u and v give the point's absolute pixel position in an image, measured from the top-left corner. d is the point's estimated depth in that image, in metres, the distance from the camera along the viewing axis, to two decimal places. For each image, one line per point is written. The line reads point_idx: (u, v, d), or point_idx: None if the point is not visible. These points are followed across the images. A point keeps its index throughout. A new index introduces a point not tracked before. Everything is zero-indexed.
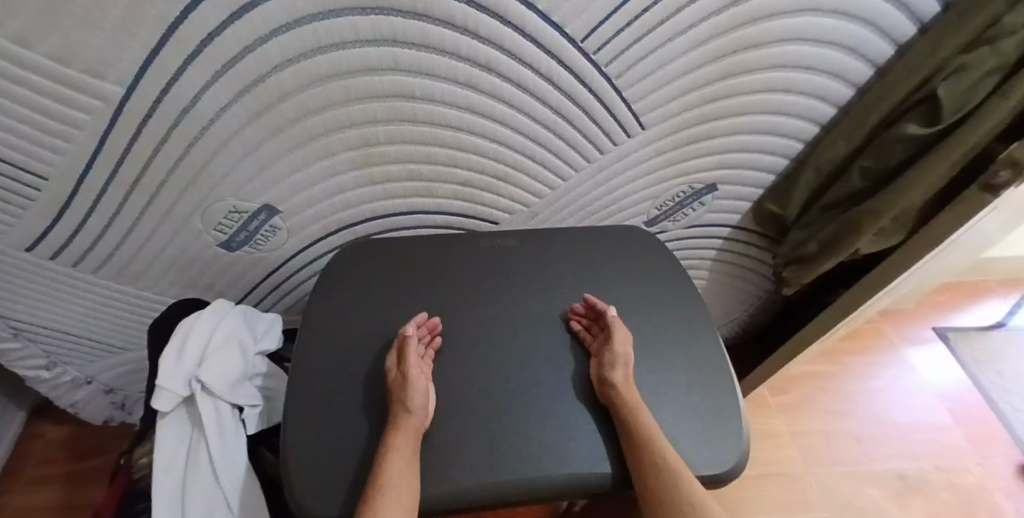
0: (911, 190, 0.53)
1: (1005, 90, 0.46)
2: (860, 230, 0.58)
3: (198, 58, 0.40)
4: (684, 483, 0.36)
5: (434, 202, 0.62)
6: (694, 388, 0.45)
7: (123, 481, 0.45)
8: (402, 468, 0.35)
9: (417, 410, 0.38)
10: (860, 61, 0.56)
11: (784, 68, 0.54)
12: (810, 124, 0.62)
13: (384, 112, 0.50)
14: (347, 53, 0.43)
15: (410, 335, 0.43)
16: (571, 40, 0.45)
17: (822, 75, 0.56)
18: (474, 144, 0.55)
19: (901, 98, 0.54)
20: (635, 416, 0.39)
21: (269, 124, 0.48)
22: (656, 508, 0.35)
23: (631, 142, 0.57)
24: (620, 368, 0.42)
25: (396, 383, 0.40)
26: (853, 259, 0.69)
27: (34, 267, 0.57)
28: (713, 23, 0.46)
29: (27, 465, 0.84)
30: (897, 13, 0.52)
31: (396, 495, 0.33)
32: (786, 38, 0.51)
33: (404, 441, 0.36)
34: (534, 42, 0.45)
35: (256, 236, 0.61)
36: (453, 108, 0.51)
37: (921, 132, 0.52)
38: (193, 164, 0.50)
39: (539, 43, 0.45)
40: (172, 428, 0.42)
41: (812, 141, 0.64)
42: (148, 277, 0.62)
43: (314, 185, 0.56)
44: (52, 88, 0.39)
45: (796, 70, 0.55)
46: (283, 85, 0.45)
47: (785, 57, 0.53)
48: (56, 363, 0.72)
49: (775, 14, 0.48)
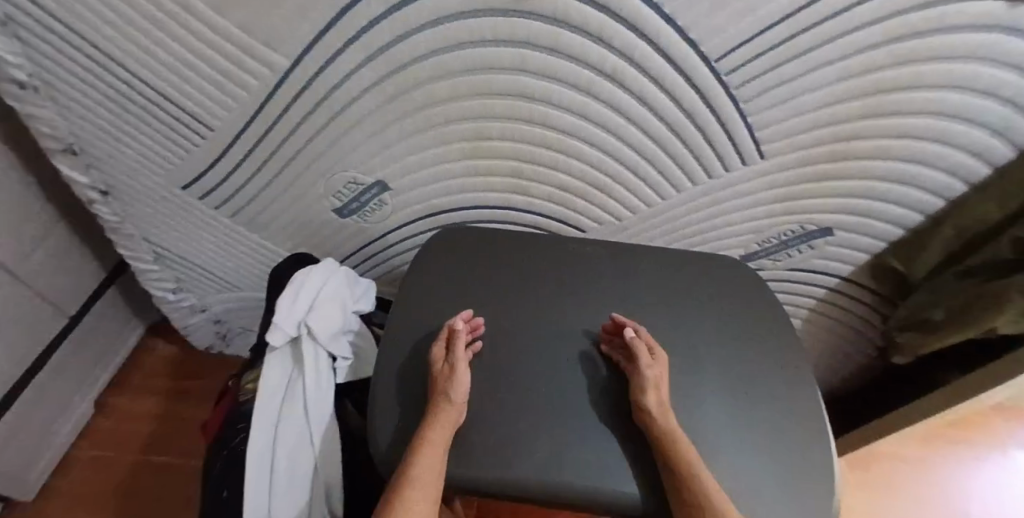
0: None
1: None
2: (997, 311, 0.52)
3: (355, 44, 0.45)
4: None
5: (527, 201, 0.64)
6: (770, 442, 0.42)
7: (228, 401, 0.51)
8: (430, 463, 0.38)
9: (452, 410, 0.40)
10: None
11: (933, 116, 0.47)
12: (954, 181, 0.54)
13: (501, 110, 0.52)
14: (477, 50, 0.45)
15: (457, 329, 0.44)
16: (704, 58, 0.42)
17: (980, 131, 0.48)
18: (580, 150, 0.56)
19: None
20: (675, 449, 0.37)
21: (398, 109, 0.53)
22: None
23: (745, 171, 0.54)
24: (653, 393, 0.40)
25: (441, 375, 0.42)
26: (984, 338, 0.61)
27: (184, 204, 0.67)
28: (862, 61, 0.42)
29: (137, 373, 0.98)
30: None
31: (419, 497, 0.37)
32: (946, 86, 0.44)
33: (435, 442, 0.38)
34: (665, 55, 0.42)
35: (366, 207, 0.66)
36: (568, 114, 0.51)
37: None
38: (326, 137, 0.55)
39: (670, 58, 0.42)
40: (278, 361, 0.47)
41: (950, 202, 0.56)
42: (269, 229, 0.70)
43: (423, 169, 0.61)
44: (236, 56, 0.46)
45: (951, 121, 0.48)
46: (417, 75, 0.48)
47: (938, 106, 0.46)
48: (180, 289, 0.84)
49: (940, 60, 0.41)
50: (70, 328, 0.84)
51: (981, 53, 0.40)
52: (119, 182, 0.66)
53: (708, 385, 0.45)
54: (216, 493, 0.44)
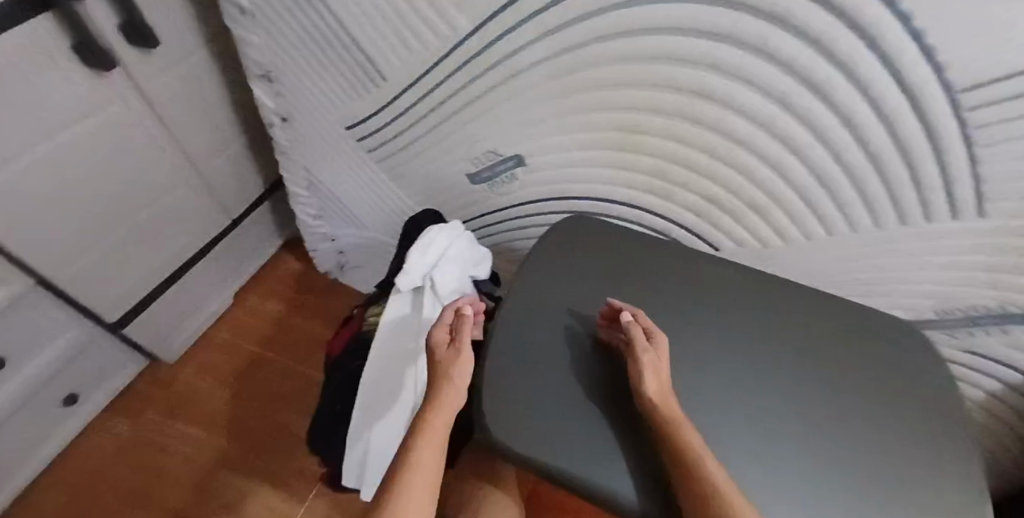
0: None
1: None
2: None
3: (536, 19, 0.44)
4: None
5: (665, 206, 0.57)
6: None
7: (353, 326, 0.57)
8: (433, 448, 0.38)
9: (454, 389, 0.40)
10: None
11: None
12: None
13: (669, 106, 0.47)
14: (657, 39, 0.41)
15: (464, 314, 0.44)
16: (947, 93, 0.32)
17: None
18: (748, 165, 0.47)
19: None
20: (676, 431, 0.37)
21: (554, 90, 0.51)
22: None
23: (957, 225, 0.40)
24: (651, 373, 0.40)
25: (447, 360, 0.42)
26: None
27: (342, 142, 0.74)
28: None
29: (269, 278, 1.12)
30: None
31: (421, 475, 0.37)
32: None
33: (437, 423, 0.39)
34: (892, 75, 0.33)
35: (498, 178, 0.66)
36: (747, 122, 0.44)
37: None
38: (481, 104, 0.56)
39: (903, 82, 0.33)
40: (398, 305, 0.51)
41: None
42: (405, 182, 0.74)
43: (564, 153, 0.58)
44: (429, 14, 0.50)
45: None
46: (584, 59, 0.46)
47: None
48: (320, 216, 0.94)
49: None
50: (230, 227, 0.99)
51: None
52: (297, 112, 0.74)
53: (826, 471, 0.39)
54: (332, 403, 0.51)
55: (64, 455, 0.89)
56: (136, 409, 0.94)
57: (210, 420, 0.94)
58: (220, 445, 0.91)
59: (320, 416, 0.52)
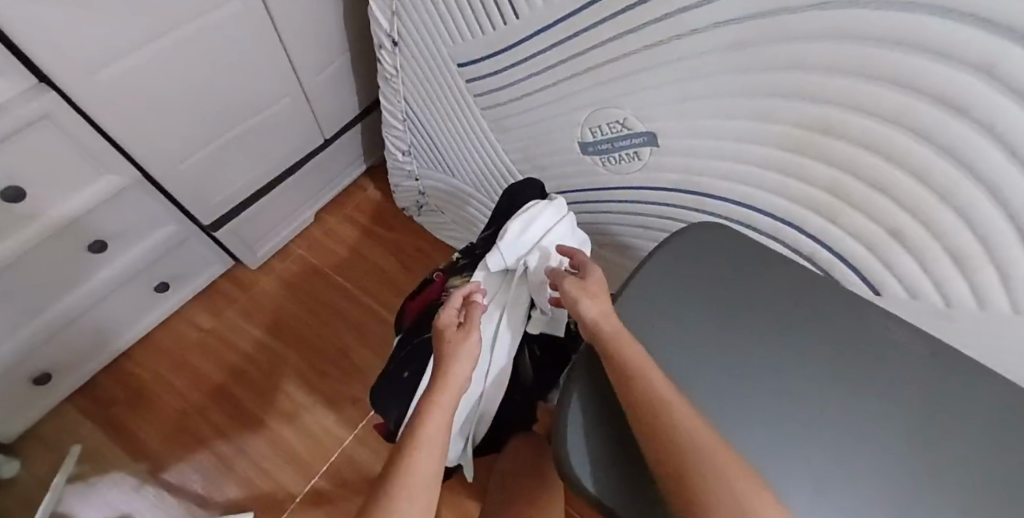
0: None
1: None
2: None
3: None
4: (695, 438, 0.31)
5: (825, 228, 0.46)
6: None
7: (434, 291, 0.55)
8: (440, 424, 0.36)
9: (461, 370, 0.39)
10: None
11: None
12: None
13: (888, 110, 0.35)
14: (904, 20, 0.30)
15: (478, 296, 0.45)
16: None
17: None
18: (973, 208, 0.35)
19: None
20: (616, 355, 0.36)
21: (729, 63, 0.40)
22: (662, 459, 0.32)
23: None
24: (587, 300, 0.41)
25: (456, 338, 0.41)
26: None
27: (451, 81, 0.67)
28: None
29: (349, 204, 1.12)
30: None
31: (427, 457, 0.34)
32: None
33: (443, 405, 0.37)
34: None
35: (615, 154, 0.57)
36: (1002, 157, 0.31)
37: None
38: (626, 65, 0.47)
39: None
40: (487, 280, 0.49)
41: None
42: (509, 135, 0.67)
43: (713, 141, 0.47)
44: None
45: None
46: (787, 30, 0.35)
47: None
48: (409, 153, 0.90)
49: None
50: (322, 148, 0.98)
51: None
52: (410, 39, 0.68)
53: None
54: (398, 370, 0.51)
55: (153, 334, 0.96)
56: (217, 307, 1.00)
57: (279, 331, 0.98)
58: (286, 357, 0.95)
59: (386, 379, 0.52)
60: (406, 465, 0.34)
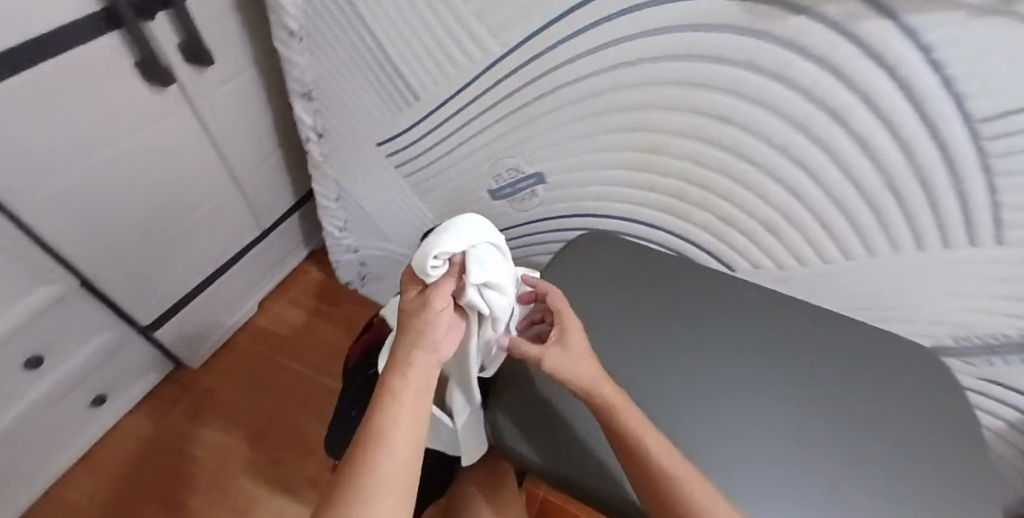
0: None
1: None
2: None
3: (564, 43, 0.47)
4: (694, 494, 0.34)
5: (682, 225, 0.59)
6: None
7: (371, 334, 0.58)
8: (407, 410, 0.34)
9: (424, 362, 0.36)
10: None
11: None
12: None
13: (689, 129, 0.49)
14: (676, 66, 0.44)
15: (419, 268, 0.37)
16: (953, 96, 0.32)
17: None
18: (764, 187, 0.49)
19: None
20: (619, 417, 0.38)
21: (577, 113, 0.54)
22: (659, 506, 0.35)
23: (962, 254, 0.42)
24: (576, 362, 0.40)
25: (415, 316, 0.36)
26: None
27: (372, 157, 0.78)
28: None
29: (294, 288, 1.16)
30: None
31: (397, 443, 0.32)
32: None
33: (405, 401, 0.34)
34: (895, 81, 0.34)
35: (517, 195, 0.68)
36: (766, 146, 0.45)
37: None
38: (508, 123, 0.59)
39: (903, 89, 0.34)
40: (473, 240, 0.37)
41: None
42: (429, 195, 0.78)
43: (585, 172, 0.60)
44: (459, 37, 0.53)
45: None
46: (604, 84, 0.49)
47: None
48: (345, 228, 0.98)
49: None
50: (260, 237, 1.04)
51: None
52: (334, 128, 0.79)
53: (842, 489, 0.39)
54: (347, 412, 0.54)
55: (89, 452, 0.91)
56: (159, 412, 0.97)
57: (229, 424, 0.96)
58: (237, 449, 0.93)
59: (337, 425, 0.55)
60: (373, 455, 0.31)
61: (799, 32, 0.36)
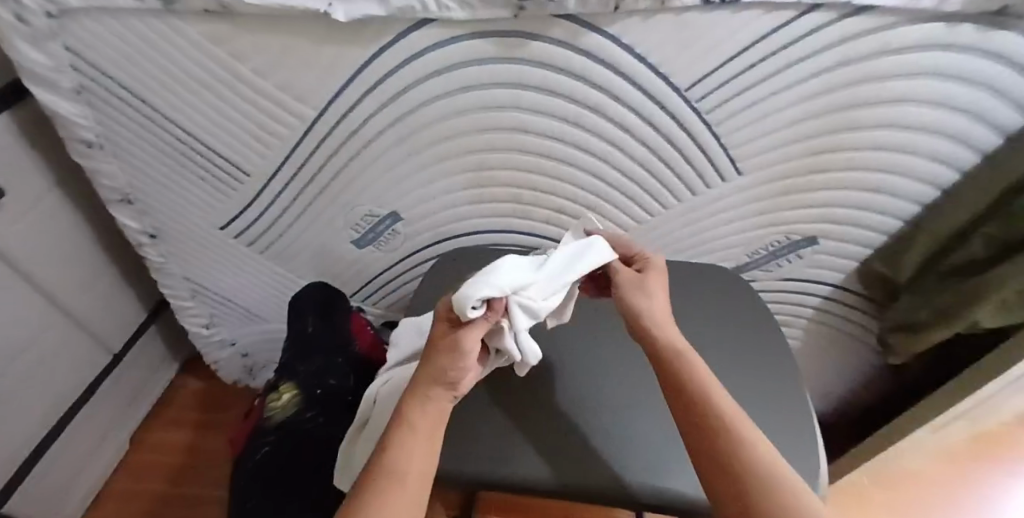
0: (1004, 285, 0.46)
1: None
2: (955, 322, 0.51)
3: (371, 92, 0.51)
4: (736, 425, 0.33)
5: (529, 223, 0.66)
6: (776, 444, 0.42)
7: (255, 417, 0.56)
8: (415, 453, 0.30)
9: (439, 403, 0.32)
10: (969, 151, 0.50)
11: (884, 127, 0.49)
12: (902, 182, 0.53)
13: (500, 142, 0.56)
14: (480, 93, 0.51)
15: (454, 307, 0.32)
16: (661, 77, 0.46)
17: (931, 135, 0.49)
18: (574, 175, 0.58)
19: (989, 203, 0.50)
20: (675, 347, 0.37)
21: (408, 148, 0.58)
22: (697, 430, 0.33)
23: (727, 186, 0.56)
24: (643, 299, 0.39)
25: (445, 348, 0.32)
26: (958, 346, 0.60)
27: (222, 244, 0.75)
28: (799, 72, 0.44)
29: (172, 407, 1.03)
30: (964, 146, 0.50)
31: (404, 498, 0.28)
32: (887, 122, 0.48)
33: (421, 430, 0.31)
34: (629, 79, 0.47)
35: (380, 237, 0.70)
36: (560, 143, 0.55)
37: (1014, 233, 0.46)
38: (346, 174, 0.61)
39: (633, 81, 0.47)
40: (514, 285, 0.32)
41: (913, 218, 0.57)
42: (293, 262, 0.76)
43: (433, 199, 0.64)
44: (270, 107, 0.54)
45: (886, 129, 0.49)
46: (422, 119, 0.54)
47: (886, 118, 0.48)
48: (213, 324, 0.90)
49: (884, 78, 0.44)
50: (112, 366, 0.91)
51: (913, 71, 0.43)
52: (166, 224, 0.73)
53: None
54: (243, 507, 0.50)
55: None
56: None
57: None
58: None
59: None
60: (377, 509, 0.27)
61: (548, 55, 0.46)
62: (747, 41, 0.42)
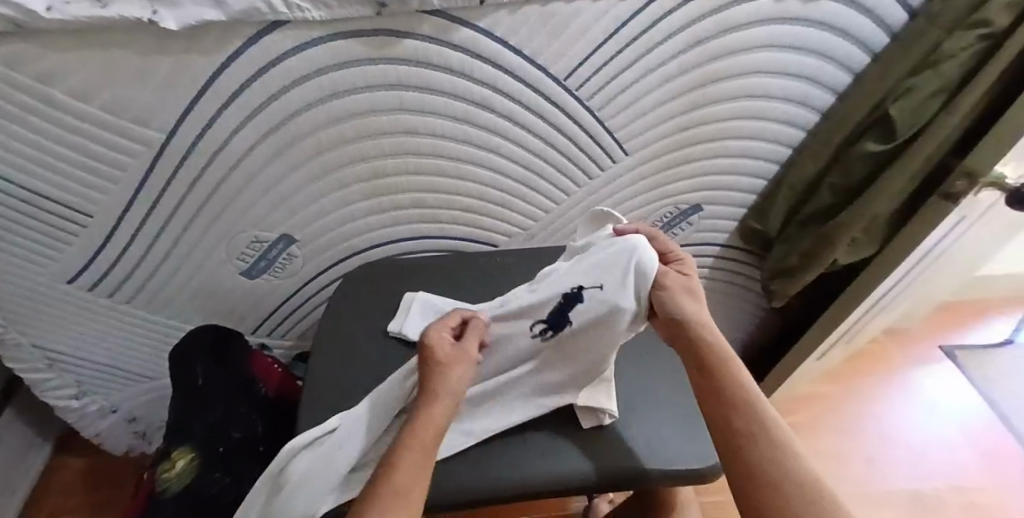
0: (852, 223, 0.53)
1: (910, 150, 0.48)
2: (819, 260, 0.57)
3: (230, 106, 0.45)
4: (788, 449, 0.28)
5: (436, 228, 0.63)
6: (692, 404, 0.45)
7: (145, 493, 0.48)
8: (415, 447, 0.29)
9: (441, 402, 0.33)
10: (808, 111, 0.57)
11: (740, 98, 0.55)
12: (763, 144, 0.60)
13: (390, 147, 0.53)
14: (358, 98, 0.47)
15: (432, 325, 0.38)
16: (542, 70, 0.47)
17: (778, 101, 0.56)
18: (473, 173, 0.57)
19: (830, 157, 0.57)
20: (720, 357, 0.33)
21: (287, 162, 0.52)
22: (725, 442, 0.30)
23: (617, 167, 0.59)
24: (691, 302, 0.36)
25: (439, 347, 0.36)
26: (827, 281, 0.69)
27: (77, 299, 0.63)
28: (660, 51, 0.48)
29: (46, 499, 0.87)
30: (802, 111, 0.57)
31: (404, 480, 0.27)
32: (742, 94, 0.54)
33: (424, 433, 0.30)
34: (509, 71, 0.47)
35: (274, 264, 0.64)
36: (453, 142, 0.53)
37: (855, 178, 0.54)
38: (218, 201, 0.54)
39: (514, 73, 0.47)
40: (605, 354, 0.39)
41: (773, 177, 0.63)
42: (174, 306, 0.67)
43: (326, 215, 0.59)
44: (105, 134, 0.46)
45: (742, 100, 0.55)
46: (297, 129, 0.49)
47: (740, 89, 0.54)
48: (84, 392, 0.77)
49: (726, 54, 0.50)
50: None
51: (750, 44, 0.50)
52: None
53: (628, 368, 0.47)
54: None
55: None
56: None
57: None
58: None
59: None
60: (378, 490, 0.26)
61: (425, 52, 0.44)
62: (610, 27, 0.45)
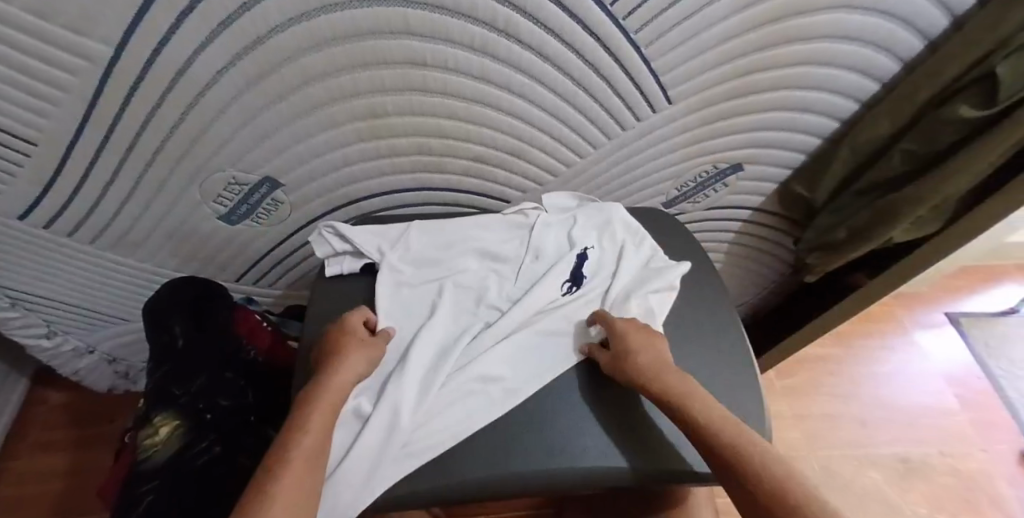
0: (917, 204, 0.49)
1: (1000, 129, 0.42)
2: (869, 239, 0.55)
3: (191, 17, 0.35)
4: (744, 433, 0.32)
5: (445, 178, 0.56)
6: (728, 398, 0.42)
7: (128, 458, 0.45)
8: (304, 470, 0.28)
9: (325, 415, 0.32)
10: (889, 59, 0.50)
11: (807, 40, 0.46)
12: (824, 95, 0.52)
13: (392, 81, 0.44)
14: (353, 13, 0.37)
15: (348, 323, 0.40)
16: None
17: (851, 44, 0.47)
18: (489, 117, 0.49)
19: (911, 114, 0.50)
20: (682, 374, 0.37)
21: (269, 91, 0.43)
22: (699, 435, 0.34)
23: (656, 118, 0.51)
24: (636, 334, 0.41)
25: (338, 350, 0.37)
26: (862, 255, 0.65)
27: (32, 237, 0.56)
28: None
29: (31, 431, 0.85)
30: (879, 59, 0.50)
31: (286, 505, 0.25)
32: (813, 37, 0.46)
33: (322, 426, 0.31)
34: None
35: (258, 209, 0.57)
36: (466, 78, 0.45)
37: (934, 147, 0.48)
38: (187, 135, 0.46)
39: None
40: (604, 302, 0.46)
41: (834, 134, 0.57)
42: (146, 249, 0.60)
43: (318, 158, 0.51)
44: (32, 46, 0.36)
45: (810, 41, 0.46)
46: (281, 51, 0.39)
47: (802, 30, 0.45)
48: (56, 332, 0.72)
49: None
50: None
51: None
52: None
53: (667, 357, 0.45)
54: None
55: None
56: None
57: None
58: None
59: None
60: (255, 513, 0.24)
61: None
62: None
